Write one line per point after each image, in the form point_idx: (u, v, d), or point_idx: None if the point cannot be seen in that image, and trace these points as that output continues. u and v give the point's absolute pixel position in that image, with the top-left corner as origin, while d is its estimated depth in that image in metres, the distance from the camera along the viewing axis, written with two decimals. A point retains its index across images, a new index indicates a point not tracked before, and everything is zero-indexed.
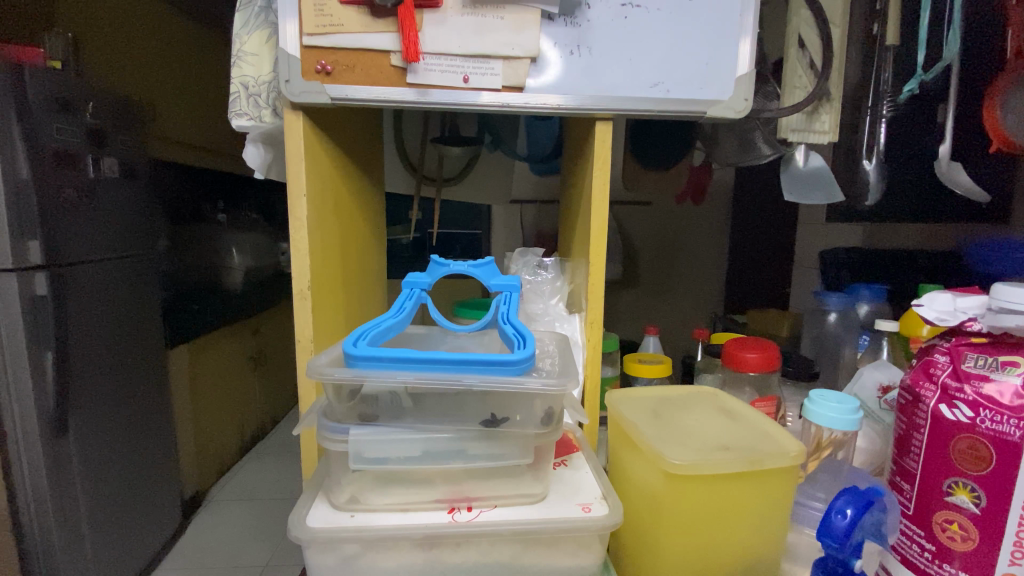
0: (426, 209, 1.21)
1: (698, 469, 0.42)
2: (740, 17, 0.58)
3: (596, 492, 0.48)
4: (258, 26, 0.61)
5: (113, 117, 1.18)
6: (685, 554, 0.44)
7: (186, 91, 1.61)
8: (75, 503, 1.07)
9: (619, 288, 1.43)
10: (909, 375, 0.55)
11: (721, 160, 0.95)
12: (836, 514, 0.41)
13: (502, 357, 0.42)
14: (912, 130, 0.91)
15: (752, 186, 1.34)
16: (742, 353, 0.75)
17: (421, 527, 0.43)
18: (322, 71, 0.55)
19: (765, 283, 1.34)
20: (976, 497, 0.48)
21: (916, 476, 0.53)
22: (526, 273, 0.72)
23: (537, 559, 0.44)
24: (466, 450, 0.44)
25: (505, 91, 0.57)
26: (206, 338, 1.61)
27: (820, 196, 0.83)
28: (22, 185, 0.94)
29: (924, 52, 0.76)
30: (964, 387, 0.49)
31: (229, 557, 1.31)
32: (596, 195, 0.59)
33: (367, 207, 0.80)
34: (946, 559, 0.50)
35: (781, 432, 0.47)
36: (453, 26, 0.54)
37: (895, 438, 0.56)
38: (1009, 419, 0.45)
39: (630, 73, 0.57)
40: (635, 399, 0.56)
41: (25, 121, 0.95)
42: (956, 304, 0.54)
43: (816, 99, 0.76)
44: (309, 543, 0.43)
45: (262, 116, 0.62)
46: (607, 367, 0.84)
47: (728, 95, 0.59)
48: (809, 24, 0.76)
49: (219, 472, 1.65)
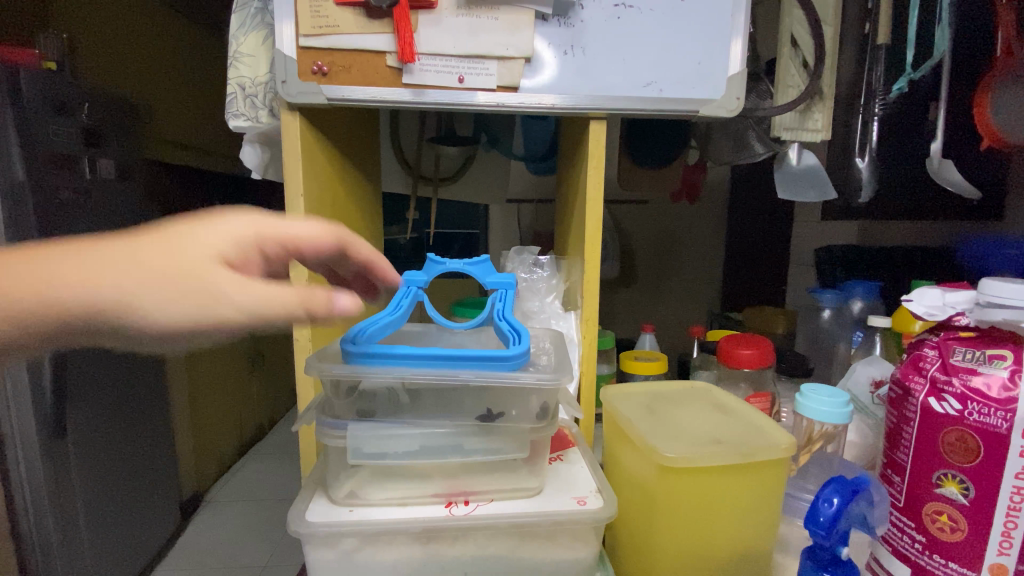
0: (423, 209, 1.21)
1: (690, 462, 0.43)
2: (732, 17, 0.58)
3: (590, 486, 0.48)
4: (255, 27, 0.61)
5: (109, 118, 1.18)
6: (678, 546, 0.45)
7: (181, 92, 1.61)
8: (73, 503, 1.06)
9: (616, 287, 1.44)
10: (899, 369, 0.55)
11: (714, 158, 0.96)
12: (823, 503, 0.42)
13: (498, 353, 0.43)
14: (904, 128, 0.92)
15: (747, 185, 1.35)
16: (737, 349, 0.76)
17: (419, 521, 0.43)
18: (319, 72, 0.55)
19: (760, 280, 1.35)
20: (965, 489, 0.48)
21: (907, 468, 0.53)
22: (522, 271, 0.73)
23: (533, 552, 0.45)
24: (462, 445, 0.45)
25: (499, 92, 0.57)
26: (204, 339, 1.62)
27: (814, 195, 0.85)
28: (18, 186, 0.94)
29: (914, 51, 0.77)
30: (953, 379, 0.50)
31: (227, 558, 1.31)
32: (591, 194, 0.60)
33: (364, 206, 0.80)
34: (935, 550, 0.50)
35: (773, 426, 0.48)
36: (448, 27, 0.55)
37: (887, 431, 0.57)
38: (997, 412, 0.46)
39: (623, 72, 0.58)
40: (630, 395, 0.56)
41: (21, 123, 0.95)
42: (945, 298, 0.54)
43: (809, 98, 0.77)
44: (309, 538, 0.44)
45: (259, 116, 0.63)
46: (602, 365, 0.85)
47: (720, 94, 0.59)
48: (802, 24, 0.77)
49: (218, 473, 1.66)
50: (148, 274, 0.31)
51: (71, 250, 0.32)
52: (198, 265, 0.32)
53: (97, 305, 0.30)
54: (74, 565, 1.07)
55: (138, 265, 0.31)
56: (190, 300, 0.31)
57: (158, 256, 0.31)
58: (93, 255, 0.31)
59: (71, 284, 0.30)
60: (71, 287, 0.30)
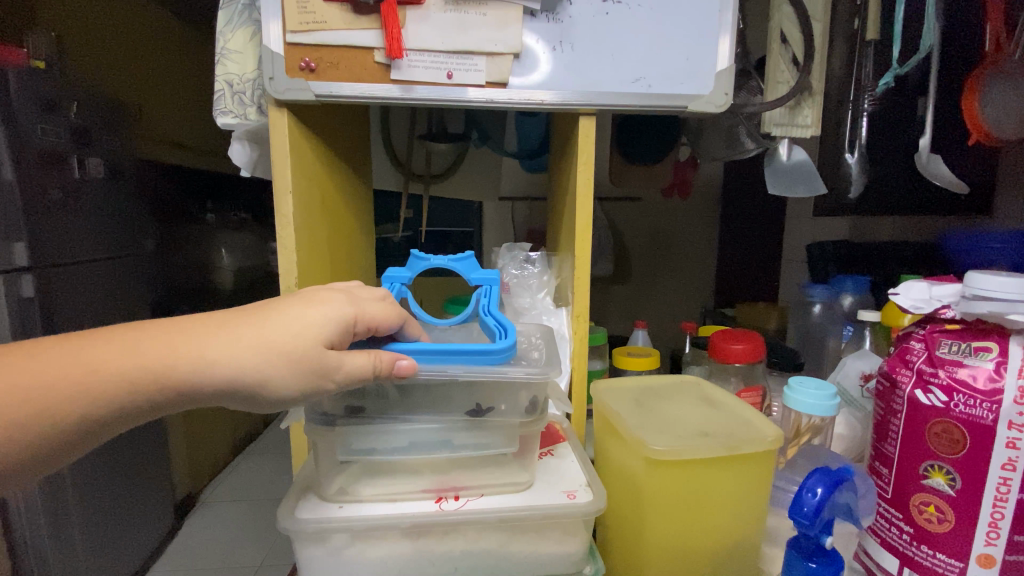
0: (416, 207, 1.21)
1: (678, 455, 0.43)
2: (720, 13, 0.58)
3: (580, 480, 0.49)
4: (242, 24, 0.61)
5: (98, 117, 1.18)
6: (668, 539, 0.45)
7: (170, 89, 1.61)
8: (65, 504, 1.06)
9: (609, 284, 1.44)
10: (886, 361, 0.56)
11: (705, 155, 0.96)
12: (807, 492, 0.42)
13: (482, 348, 0.43)
14: (892, 125, 0.92)
15: (739, 181, 1.36)
16: (727, 344, 0.76)
17: (409, 517, 0.43)
18: (306, 68, 0.55)
19: (752, 276, 1.36)
20: (952, 480, 0.49)
21: (894, 460, 0.54)
22: (513, 268, 0.73)
23: (524, 546, 0.45)
24: (452, 440, 0.45)
25: (488, 88, 0.57)
26: None
27: (803, 189, 0.85)
28: (6, 186, 0.93)
29: (901, 46, 0.77)
30: (939, 371, 0.50)
31: (222, 558, 1.31)
32: (581, 190, 0.60)
33: (355, 204, 0.80)
34: (923, 540, 0.51)
35: (760, 418, 0.48)
36: (435, 23, 0.55)
37: (875, 424, 0.57)
38: (982, 403, 0.47)
39: (612, 68, 0.58)
40: (619, 390, 0.57)
41: (8, 122, 0.94)
42: (931, 292, 0.55)
43: (798, 94, 0.77)
44: (299, 535, 0.44)
45: (247, 114, 0.62)
46: (595, 361, 0.85)
47: (708, 90, 0.60)
48: (791, 20, 0.77)
49: (212, 473, 1.65)
50: (264, 363, 0.39)
51: (207, 329, 0.40)
52: (309, 344, 0.39)
53: (237, 378, 0.38)
54: (67, 567, 1.07)
55: (266, 346, 0.39)
56: (306, 374, 0.39)
57: (283, 337, 0.39)
58: (231, 337, 0.39)
59: (215, 362, 0.38)
60: (214, 364, 0.38)
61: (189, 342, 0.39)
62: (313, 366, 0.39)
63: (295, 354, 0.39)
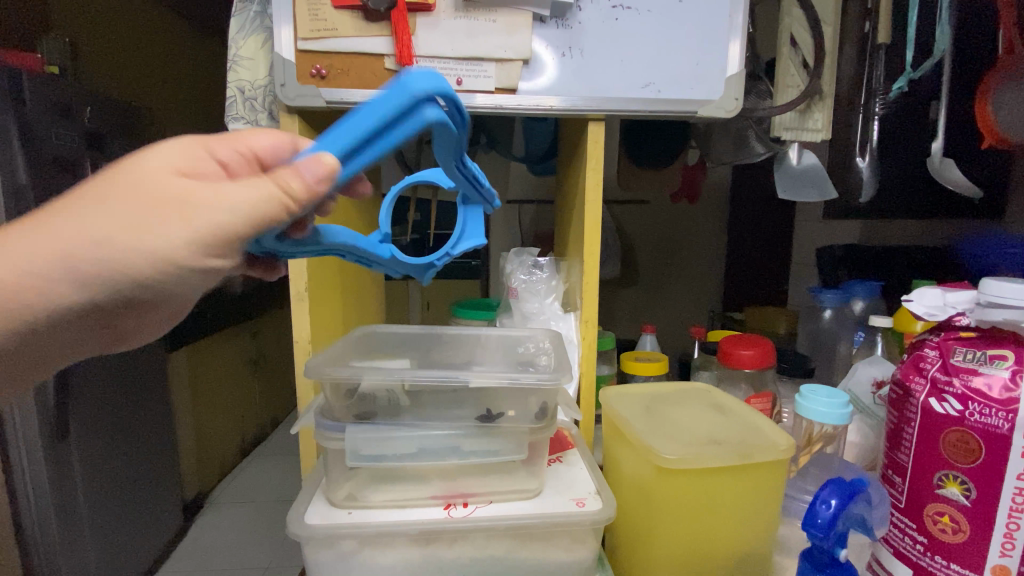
0: (425, 210, 1.21)
1: (689, 463, 0.43)
2: (730, 17, 0.58)
3: (589, 488, 0.48)
4: (254, 31, 0.62)
5: (111, 121, 1.19)
6: (678, 547, 0.45)
7: (182, 93, 1.62)
8: (75, 505, 1.07)
9: (617, 288, 1.43)
10: (900, 369, 0.55)
11: (715, 158, 0.96)
12: (821, 504, 0.42)
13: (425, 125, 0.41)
14: (904, 129, 0.91)
15: (748, 185, 1.35)
16: (736, 350, 0.76)
17: (418, 524, 0.43)
18: (317, 75, 0.55)
19: (761, 280, 1.35)
20: (967, 490, 0.48)
21: (908, 469, 0.53)
22: (521, 272, 0.71)
23: (533, 554, 0.45)
24: (461, 447, 0.45)
25: (498, 93, 0.57)
26: (207, 341, 1.63)
27: (814, 194, 0.84)
28: (20, 188, 0.95)
29: (913, 50, 0.77)
30: (954, 380, 0.49)
31: (230, 559, 1.32)
32: (590, 195, 0.60)
33: (364, 209, 0.80)
34: (938, 551, 0.50)
35: (772, 426, 0.48)
36: (445, 30, 0.55)
37: (888, 432, 0.57)
38: (997, 412, 0.46)
39: (621, 73, 0.58)
40: (629, 396, 0.56)
41: (24, 127, 0.95)
42: (946, 298, 0.54)
43: (809, 97, 0.77)
44: (308, 540, 0.44)
45: (259, 120, 0.63)
46: (603, 365, 0.84)
47: (718, 95, 0.59)
48: (801, 24, 0.77)
49: (219, 474, 1.66)
50: (110, 216, 0.34)
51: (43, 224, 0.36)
52: (152, 179, 0.35)
53: (101, 244, 0.34)
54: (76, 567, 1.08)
55: (114, 199, 0.34)
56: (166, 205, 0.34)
57: (121, 185, 0.35)
58: (72, 217, 0.35)
59: (68, 242, 0.35)
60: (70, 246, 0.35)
61: (69, 227, 0.35)
62: (169, 194, 0.34)
63: (146, 194, 0.34)
